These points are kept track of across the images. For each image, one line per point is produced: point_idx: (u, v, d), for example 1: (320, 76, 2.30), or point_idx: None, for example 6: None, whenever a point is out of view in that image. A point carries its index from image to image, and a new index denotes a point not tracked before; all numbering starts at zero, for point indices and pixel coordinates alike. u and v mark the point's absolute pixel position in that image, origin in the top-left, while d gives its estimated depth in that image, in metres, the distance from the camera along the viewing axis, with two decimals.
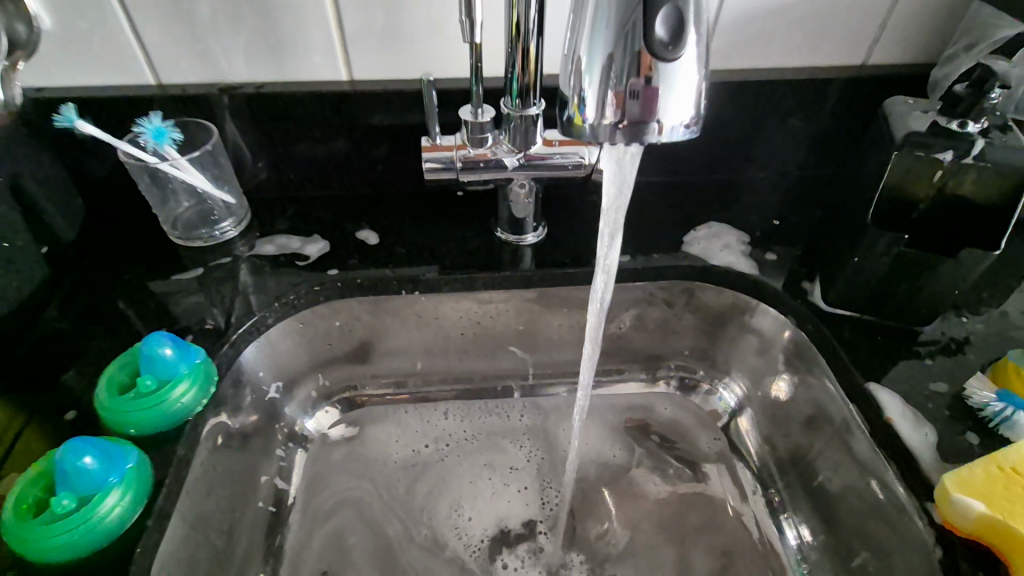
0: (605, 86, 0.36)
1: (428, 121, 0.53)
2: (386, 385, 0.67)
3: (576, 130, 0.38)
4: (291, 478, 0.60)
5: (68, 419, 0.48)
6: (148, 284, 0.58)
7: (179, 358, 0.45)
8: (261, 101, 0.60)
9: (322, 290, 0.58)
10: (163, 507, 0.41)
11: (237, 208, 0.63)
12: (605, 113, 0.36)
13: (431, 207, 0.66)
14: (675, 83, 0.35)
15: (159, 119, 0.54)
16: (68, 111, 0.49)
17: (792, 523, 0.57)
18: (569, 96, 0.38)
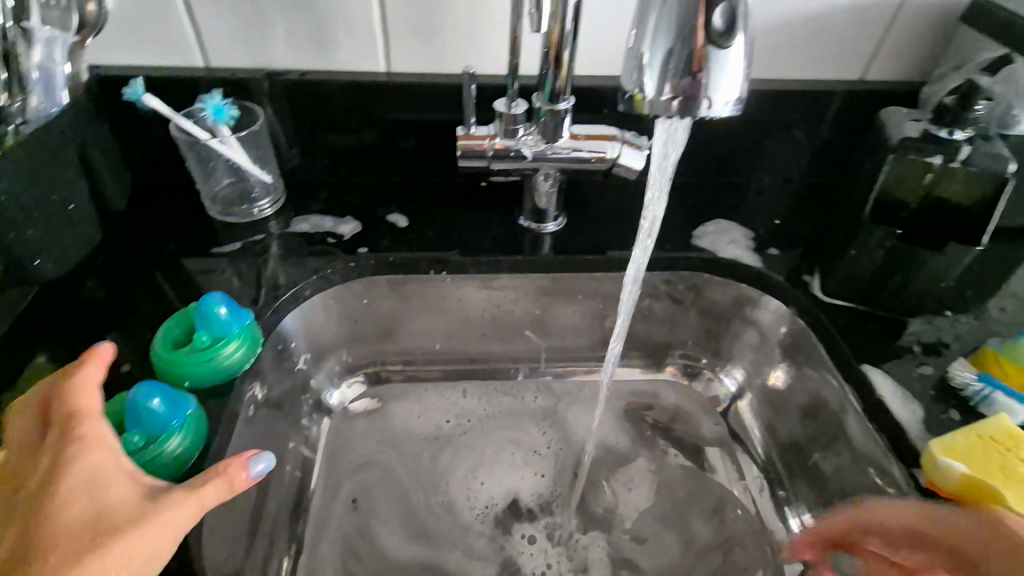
0: (664, 77, 0.40)
1: (466, 111, 0.57)
2: (407, 363, 0.71)
3: (637, 108, 0.42)
4: (317, 445, 0.63)
5: (124, 371, 0.50)
6: (186, 262, 0.60)
7: (233, 319, 0.48)
8: (305, 87, 0.64)
9: (356, 266, 0.62)
10: (218, 452, 0.44)
11: (274, 188, 0.66)
12: (662, 89, 0.40)
13: (456, 197, 0.70)
14: (726, 67, 0.39)
15: (219, 97, 0.58)
16: (136, 85, 0.53)
17: (798, 517, 0.59)
18: (631, 85, 0.42)
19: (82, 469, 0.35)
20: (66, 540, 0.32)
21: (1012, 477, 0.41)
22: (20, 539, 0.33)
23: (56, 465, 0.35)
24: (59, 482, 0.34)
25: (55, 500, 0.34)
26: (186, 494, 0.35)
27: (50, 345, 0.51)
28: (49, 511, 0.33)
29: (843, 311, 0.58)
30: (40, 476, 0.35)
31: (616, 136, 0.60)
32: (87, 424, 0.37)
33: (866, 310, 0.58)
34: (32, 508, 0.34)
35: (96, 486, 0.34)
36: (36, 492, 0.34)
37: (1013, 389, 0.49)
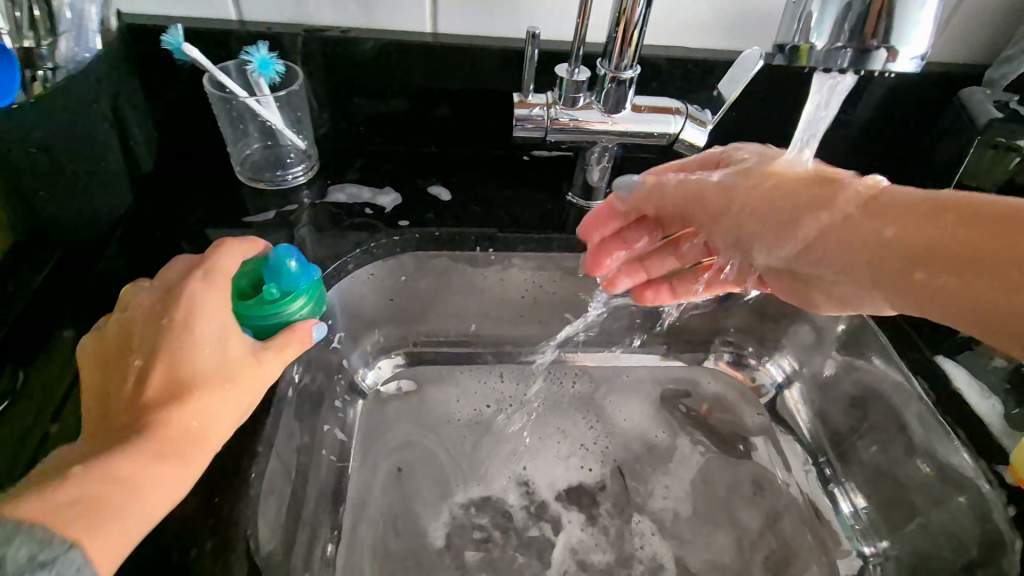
0: (839, 27, 0.35)
1: (524, 76, 0.53)
2: (442, 343, 0.67)
3: (800, 59, 0.37)
4: (352, 429, 0.60)
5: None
6: (209, 235, 0.55)
7: (302, 273, 0.45)
8: (345, 46, 0.59)
9: (401, 240, 0.58)
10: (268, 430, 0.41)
11: (309, 154, 0.62)
12: (835, 40, 0.35)
13: (498, 171, 0.66)
14: (921, 13, 0.34)
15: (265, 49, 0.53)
16: (175, 32, 0.49)
17: (845, 493, 0.59)
18: (793, 34, 0.37)
19: (209, 312, 0.40)
20: (202, 376, 0.38)
21: None
22: (156, 359, 0.38)
23: (183, 301, 0.40)
24: (189, 319, 0.39)
25: (186, 334, 0.39)
26: (281, 353, 0.42)
27: (74, 317, 0.47)
28: (183, 344, 0.38)
29: None
30: (166, 309, 0.40)
31: (680, 109, 0.56)
32: (210, 274, 0.42)
33: None
34: (166, 335, 0.39)
35: (223, 334, 0.40)
36: (167, 324, 0.39)
37: None
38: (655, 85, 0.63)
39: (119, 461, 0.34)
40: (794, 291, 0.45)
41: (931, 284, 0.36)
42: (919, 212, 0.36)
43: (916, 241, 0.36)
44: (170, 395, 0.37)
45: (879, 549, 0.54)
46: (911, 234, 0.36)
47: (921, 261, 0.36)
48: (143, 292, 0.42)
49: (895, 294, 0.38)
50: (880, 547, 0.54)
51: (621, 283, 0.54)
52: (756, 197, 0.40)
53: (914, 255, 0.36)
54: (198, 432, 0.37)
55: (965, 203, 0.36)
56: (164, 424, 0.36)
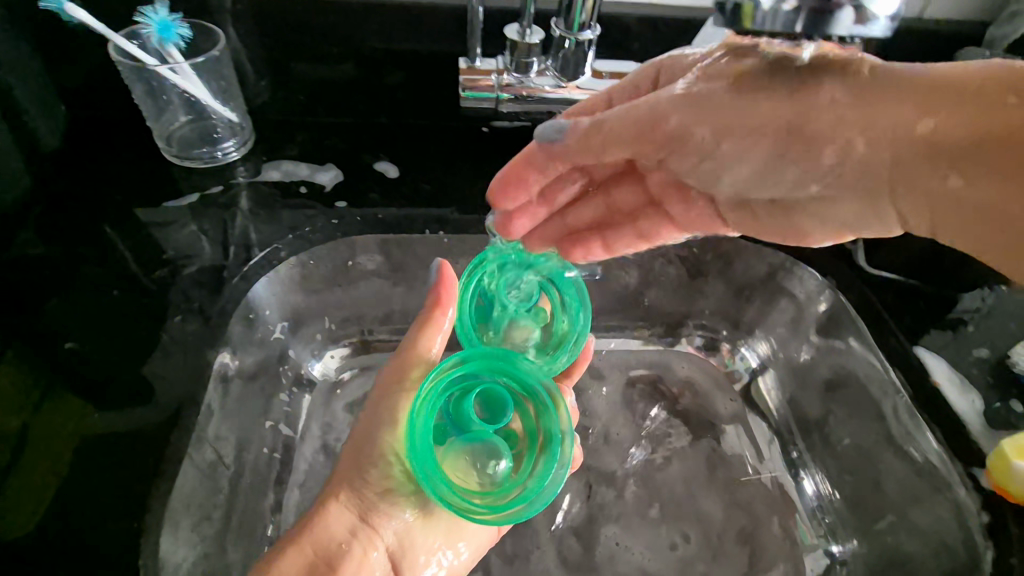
0: None
1: (471, 38, 0.47)
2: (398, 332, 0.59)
3: (741, 22, 0.25)
4: (297, 424, 0.54)
5: (67, 348, 0.46)
6: (137, 213, 0.53)
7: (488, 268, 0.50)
8: (274, 5, 0.54)
9: (340, 225, 0.54)
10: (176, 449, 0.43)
11: (241, 127, 0.56)
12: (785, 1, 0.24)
13: (452, 144, 0.61)
14: None
15: (165, 11, 0.47)
16: None
17: (811, 475, 0.54)
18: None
19: (384, 410, 0.43)
20: (370, 423, 0.43)
21: None
22: (345, 462, 0.43)
23: (373, 407, 0.44)
24: (371, 423, 0.44)
25: (362, 437, 0.43)
26: (415, 339, 0.45)
27: None
28: (362, 451, 0.42)
29: (892, 285, 0.55)
30: (363, 415, 0.45)
31: None
32: (392, 369, 0.45)
33: (915, 284, 0.55)
34: (355, 442, 0.44)
35: (410, 365, 0.44)
36: (360, 430, 0.44)
37: None
38: (624, 47, 0.57)
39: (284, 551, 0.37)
40: (779, 225, 0.38)
41: (968, 189, 0.31)
42: (967, 93, 0.30)
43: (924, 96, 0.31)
44: (341, 490, 0.41)
45: (846, 549, 0.50)
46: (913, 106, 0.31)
47: (955, 136, 0.30)
48: (383, 379, 0.45)
49: (905, 200, 0.33)
50: (847, 548, 0.50)
51: (516, 226, 0.46)
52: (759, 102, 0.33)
53: (939, 149, 0.31)
54: (368, 524, 0.40)
55: (953, 76, 0.30)
56: (336, 519, 0.40)
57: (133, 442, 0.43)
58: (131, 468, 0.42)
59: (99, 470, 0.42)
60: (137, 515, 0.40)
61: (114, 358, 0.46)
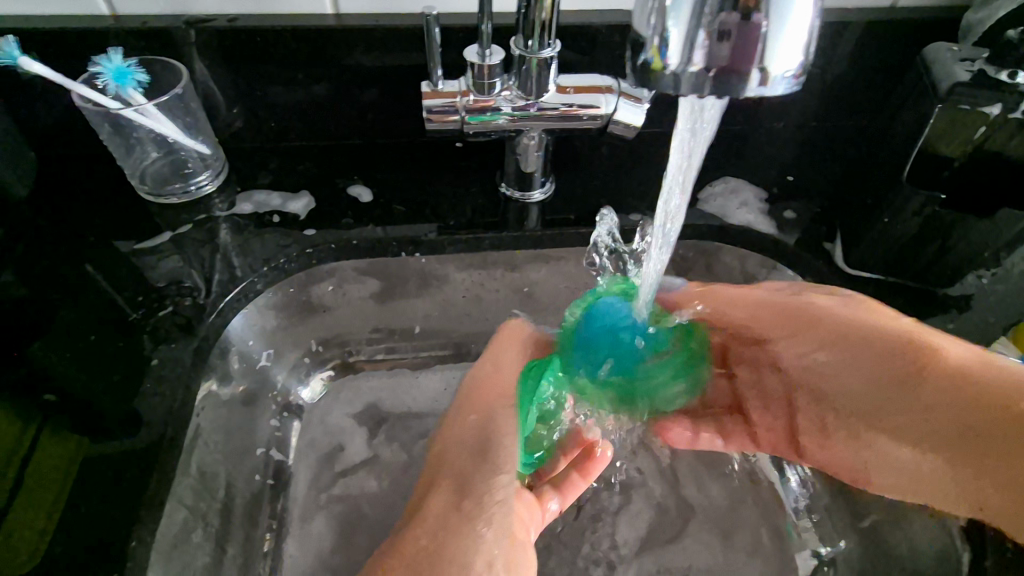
0: (695, 27, 0.26)
1: (430, 62, 0.47)
2: (389, 351, 0.62)
3: (654, 80, 0.29)
4: (288, 450, 0.56)
5: (46, 401, 0.46)
6: (126, 247, 0.54)
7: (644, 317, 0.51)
8: (235, 37, 0.53)
9: (315, 252, 0.54)
10: (157, 494, 0.42)
11: (213, 159, 0.57)
12: (693, 64, 0.27)
13: (425, 161, 0.61)
14: (787, 20, 0.26)
15: (119, 57, 0.48)
16: (8, 45, 0.44)
17: (795, 467, 0.55)
18: (648, 37, 0.28)
19: (487, 427, 0.47)
20: (461, 446, 0.47)
21: None
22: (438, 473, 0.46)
23: (467, 423, 0.48)
24: (474, 439, 0.46)
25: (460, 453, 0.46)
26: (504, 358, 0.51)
27: None
28: (466, 462, 0.45)
29: (871, 284, 0.53)
30: (464, 428, 0.47)
31: (612, 86, 0.50)
32: (485, 389, 0.49)
33: (894, 281, 0.53)
34: (441, 455, 0.47)
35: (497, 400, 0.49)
36: (458, 442, 0.47)
37: None
38: (593, 56, 0.56)
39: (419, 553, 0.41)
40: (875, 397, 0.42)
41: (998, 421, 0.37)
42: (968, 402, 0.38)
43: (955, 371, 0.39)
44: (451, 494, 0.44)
45: (835, 550, 0.50)
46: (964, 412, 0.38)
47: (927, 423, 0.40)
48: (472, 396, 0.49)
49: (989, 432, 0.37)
50: (835, 549, 0.51)
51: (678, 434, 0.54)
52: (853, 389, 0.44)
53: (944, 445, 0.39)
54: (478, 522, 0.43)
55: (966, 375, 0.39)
56: (461, 522, 0.42)
57: (108, 491, 0.42)
58: (114, 517, 0.41)
59: (76, 520, 0.41)
60: (119, 562, 0.40)
61: (92, 402, 0.46)
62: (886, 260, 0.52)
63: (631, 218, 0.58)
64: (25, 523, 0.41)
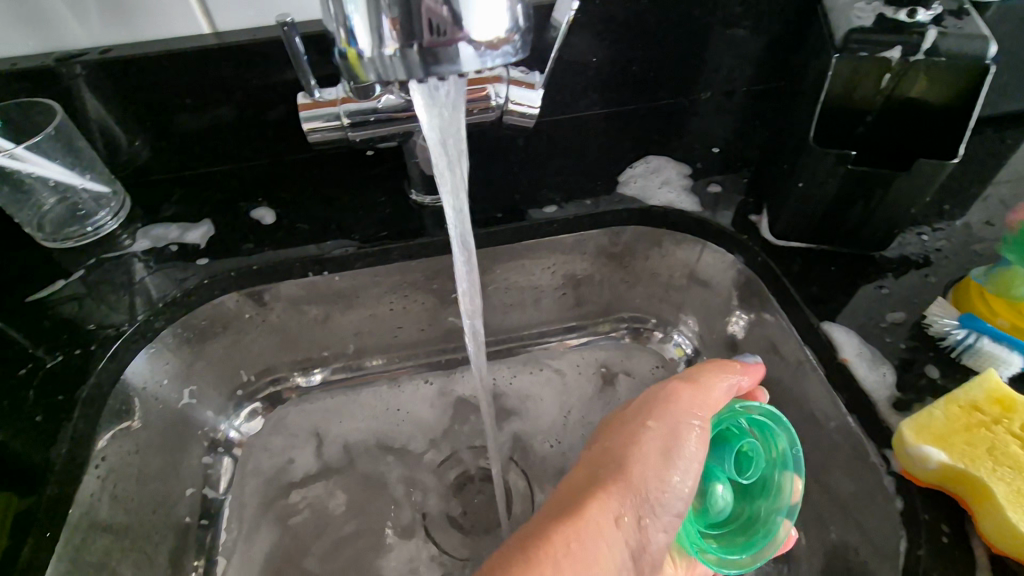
0: (377, 13, 0.27)
1: (300, 74, 0.44)
2: (350, 368, 0.61)
3: (357, 72, 0.30)
4: (220, 485, 0.55)
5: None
6: (27, 295, 0.52)
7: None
8: (113, 68, 0.51)
9: (214, 282, 0.52)
10: (33, 557, 0.40)
11: (111, 197, 0.56)
12: (386, 47, 0.28)
13: (337, 174, 0.59)
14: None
15: None
16: None
17: None
18: (336, 27, 0.29)
19: (687, 444, 0.38)
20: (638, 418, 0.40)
21: (1002, 461, 0.35)
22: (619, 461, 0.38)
23: (667, 407, 0.40)
24: (668, 439, 0.38)
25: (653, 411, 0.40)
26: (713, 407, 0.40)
27: None
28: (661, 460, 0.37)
29: (800, 253, 0.50)
30: (651, 425, 0.39)
31: (499, 75, 0.47)
32: (689, 392, 0.40)
33: (825, 249, 0.49)
34: (625, 438, 0.39)
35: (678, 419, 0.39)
36: (632, 433, 0.39)
37: (1000, 331, 0.41)
38: None
39: (593, 536, 0.34)
40: None
41: None
42: None
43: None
44: (624, 493, 0.37)
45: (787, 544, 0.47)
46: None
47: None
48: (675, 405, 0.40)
49: None
50: None
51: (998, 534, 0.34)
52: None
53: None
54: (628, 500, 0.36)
55: None
56: (631, 531, 0.35)
57: None
58: None
59: None
60: None
61: None
62: (813, 228, 0.48)
63: (546, 210, 0.55)
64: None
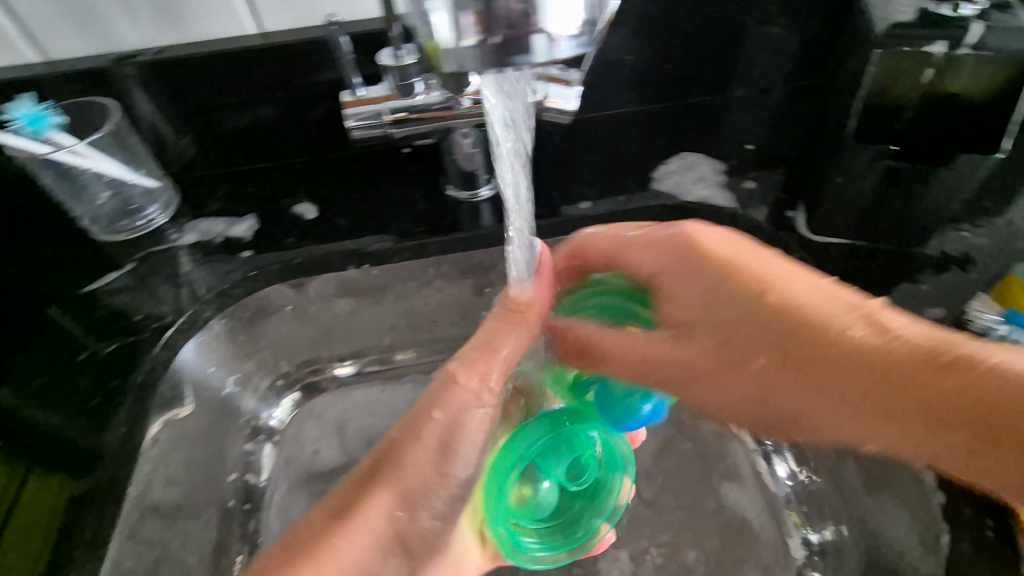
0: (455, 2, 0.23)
1: (347, 69, 0.47)
2: (384, 361, 0.60)
3: (436, 61, 0.27)
4: (262, 472, 0.55)
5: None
6: (82, 288, 0.55)
7: None
8: (164, 68, 0.53)
9: (261, 274, 0.56)
10: None
11: (160, 192, 0.58)
12: (463, 38, 0.24)
13: (374, 171, 0.60)
14: None
15: (33, 105, 0.49)
16: None
17: (782, 457, 0.51)
18: (419, 25, 0.26)
19: (420, 445, 0.37)
20: (429, 400, 0.38)
21: None
22: (391, 451, 0.37)
23: (448, 394, 0.38)
24: (448, 432, 0.37)
25: (445, 390, 0.38)
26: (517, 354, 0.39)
27: None
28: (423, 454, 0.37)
29: (839, 250, 0.50)
30: (436, 416, 0.37)
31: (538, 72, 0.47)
32: (480, 362, 0.38)
33: (862, 245, 0.50)
34: (403, 434, 0.37)
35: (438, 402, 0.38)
36: (414, 427, 0.37)
37: None
38: None
39: (353, 545, 0.34)
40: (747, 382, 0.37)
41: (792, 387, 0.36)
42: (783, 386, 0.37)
43: (985, 458, 0.33)
44: (394, 487, 0.36)
45: (825, 538, 0.47)
46: (880, 378, 0.34)
47: (966, 443, 0.33)
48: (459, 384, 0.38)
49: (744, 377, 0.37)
50: (825, 536, 0.47)
51: None
52: (976, 395, 0.33)
53: (862, 402, 0.35)
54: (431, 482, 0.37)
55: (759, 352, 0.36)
56: (386, 529, 0.35)
57: None
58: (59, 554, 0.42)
59: None
60: None
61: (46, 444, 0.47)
62: (849, 222, 0.49)
63: (580, 207, 0.57)
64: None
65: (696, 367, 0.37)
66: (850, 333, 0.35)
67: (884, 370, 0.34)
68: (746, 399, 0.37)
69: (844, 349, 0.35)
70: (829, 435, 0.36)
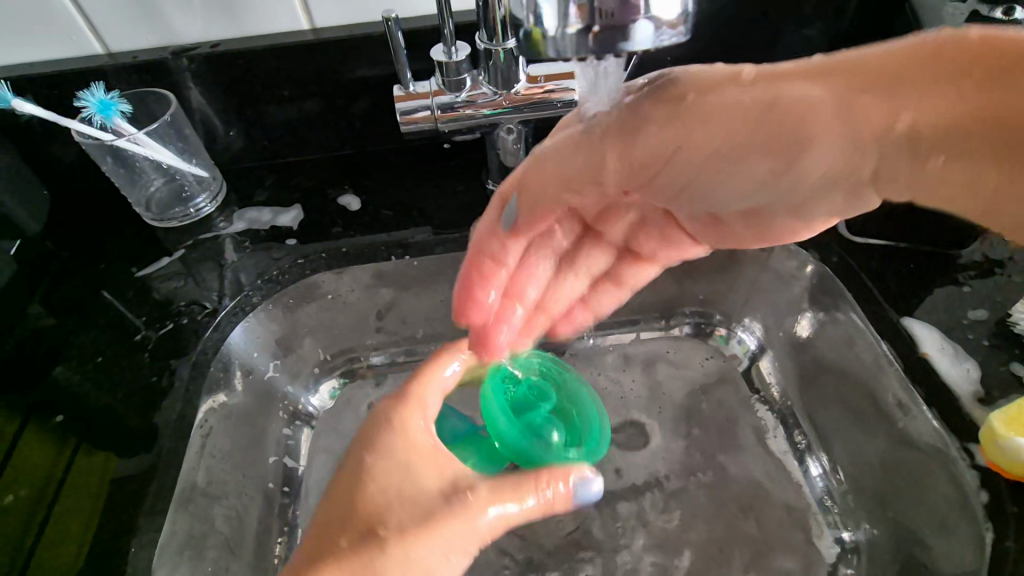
0: None
1: (398, 67, 0.48)
2: (409, 353, 0.61)
3: (536, 51, 0.28)
4: (300, 457, 0.56)
5: (57, 422, 0.48)
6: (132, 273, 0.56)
7: None
8: (220, 61, 0.55)
9: (307, 262, 0.57)
10: (156, 503, 0.45)
11: (210, 181, 0.60)
12: (569, 23, 0.26)
13: (414, 165, 0.62)
14: None
15: (102, 91, 0.51)
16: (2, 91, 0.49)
17: (815, 456, 0.51)
18: (523, 15, 0.27)
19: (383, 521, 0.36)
20: (384, 469, 0.39)
21: None
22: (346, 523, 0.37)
23: (414, 513, 0.37)
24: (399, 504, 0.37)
25: (414, 499, 0.37)
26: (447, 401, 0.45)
27: None
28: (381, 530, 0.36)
29: (878, 249, 0.52)
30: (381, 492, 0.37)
31: None
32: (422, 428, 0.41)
33: (908, 246, 0.51)
34: (347, 488, 0.38)
35: (397, 472, 0.38)
36: (372, 496, 0.37)
37: None
38: None
39: None
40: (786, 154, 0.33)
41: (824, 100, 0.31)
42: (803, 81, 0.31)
43: (957, 125, 0.29)
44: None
45: (859, 536, 0.47)
46: (873, 80, 0.30)
47: (951, 83, 0.29)
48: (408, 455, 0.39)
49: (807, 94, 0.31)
50: (859, 535, 0.47)
51: None
52: (912, 52, 0.30)
53: (858, 141, 0.31)
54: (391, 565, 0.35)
55: (780, 80, 0.32)
56: None
57: (118, 498, 0.45)
58: (121, 524, 0.44)
59: (95, 525, 0.44)
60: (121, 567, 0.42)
61: (103, 422, 0.48)
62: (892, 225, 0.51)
63: None
64: (55, 538, 0.44)
65: (681, 136, 0.33)
66: (751, 83, 0.32)
67: (856, 68, 0.31)
68: (700, 162, 0.34)
69: (815, 77, 0.31)
70: (805, 169, 0.33)
